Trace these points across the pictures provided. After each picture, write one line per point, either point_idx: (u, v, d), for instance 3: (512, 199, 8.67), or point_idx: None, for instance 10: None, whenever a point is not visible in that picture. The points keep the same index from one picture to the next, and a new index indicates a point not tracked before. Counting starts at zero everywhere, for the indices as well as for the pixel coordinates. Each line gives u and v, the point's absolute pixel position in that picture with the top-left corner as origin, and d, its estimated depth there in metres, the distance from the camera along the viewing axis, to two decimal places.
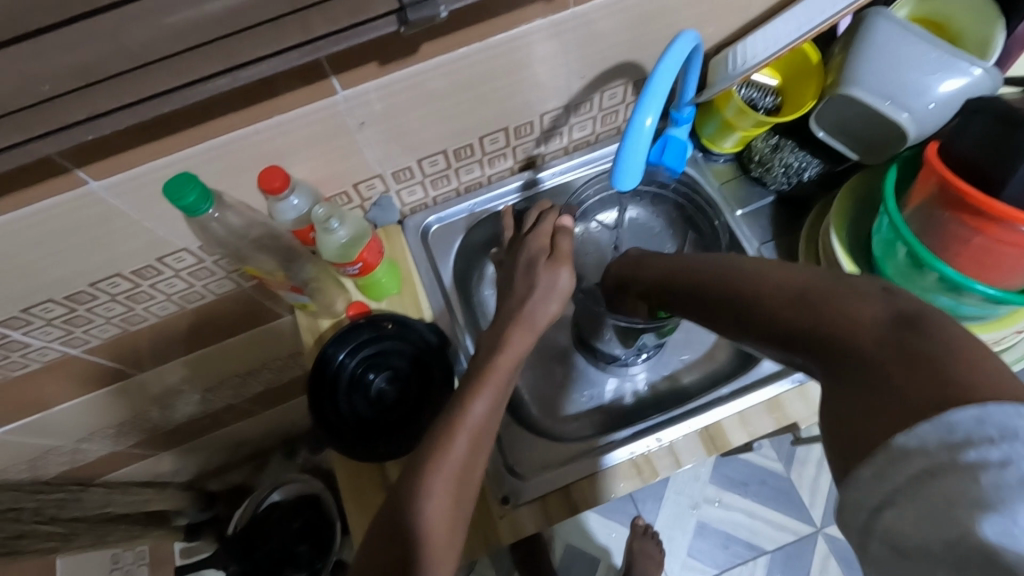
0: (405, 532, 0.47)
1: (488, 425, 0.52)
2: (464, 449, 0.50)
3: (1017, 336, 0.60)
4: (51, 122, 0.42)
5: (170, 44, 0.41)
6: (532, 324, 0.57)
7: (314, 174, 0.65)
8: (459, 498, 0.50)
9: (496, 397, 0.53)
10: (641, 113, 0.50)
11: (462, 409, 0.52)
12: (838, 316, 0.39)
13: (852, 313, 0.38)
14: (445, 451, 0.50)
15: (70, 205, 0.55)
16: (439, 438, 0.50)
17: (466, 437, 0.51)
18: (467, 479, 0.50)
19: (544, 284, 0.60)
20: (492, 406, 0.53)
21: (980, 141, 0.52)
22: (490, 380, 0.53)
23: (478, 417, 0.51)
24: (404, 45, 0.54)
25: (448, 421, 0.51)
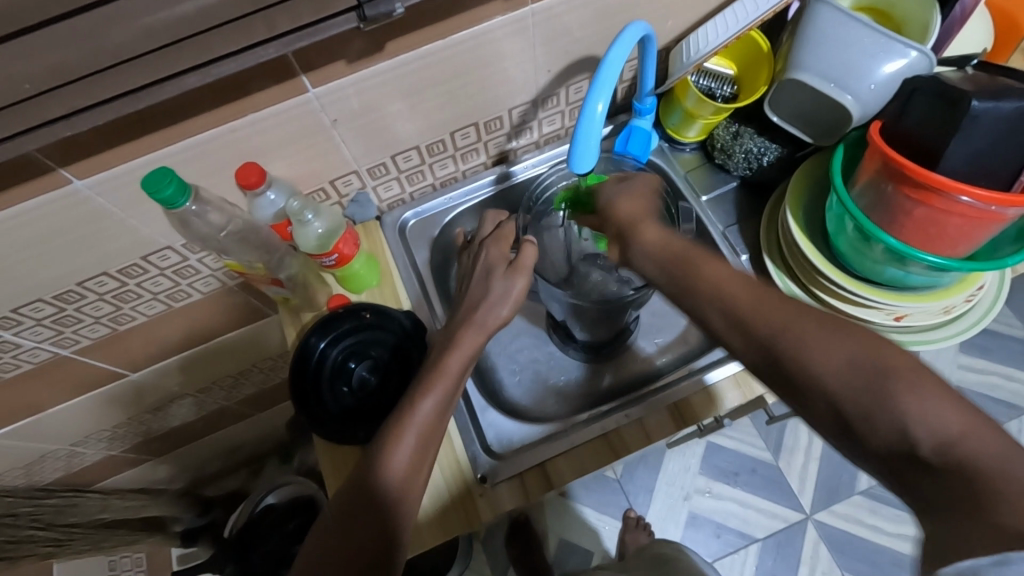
0: (357, 525, 0.51)
1: (437, 422, 0.57)
2: (412, 445, 0.55)
3: (968, 303, 0.63)
4: (32, 118, 0.45)
5: (143, 43, 0.44)
6: (483, 326, 0.61)
7: (290, 171, 0.68)
8: (407, 489, 0.54)
9: (446, 396, 0.57)
10: (593, 99, 0.53)
11: (412, 406, 0.56)
12: (903, 417, 0.38)
13: (904, 401, 0.38)
14: (392, 448, 0.54)
15: (56, 203, 0.58)
16: (388, 435, 0.55)
17: (413, 434, 0.55)
18: (416, 473, 0.55)
19: (497, 273, 0.64)
20: (442, 404, 0.57)
21: (917, 118, 0.55)
22: (439, 381, 0.57)
23: (426, 415, 0.56)
24: (370, 43, 0.57)
25: (400, 417, 0.56)
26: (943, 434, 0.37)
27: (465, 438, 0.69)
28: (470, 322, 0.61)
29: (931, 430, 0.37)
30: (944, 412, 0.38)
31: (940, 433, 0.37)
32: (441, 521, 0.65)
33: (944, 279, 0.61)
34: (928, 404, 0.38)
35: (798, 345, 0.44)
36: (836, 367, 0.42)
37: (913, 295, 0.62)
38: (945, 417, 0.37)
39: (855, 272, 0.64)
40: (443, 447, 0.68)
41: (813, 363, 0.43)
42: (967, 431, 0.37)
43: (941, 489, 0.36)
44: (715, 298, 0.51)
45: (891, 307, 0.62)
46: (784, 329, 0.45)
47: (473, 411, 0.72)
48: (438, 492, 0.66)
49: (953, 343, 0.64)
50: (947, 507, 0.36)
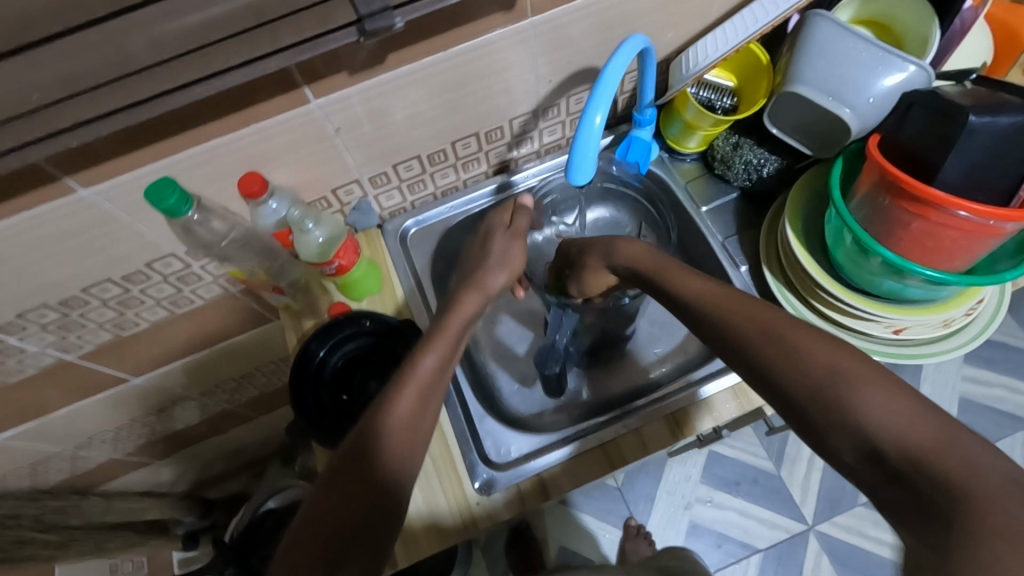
0: (365, 485, 0.48)
1: (436, 382, 0.55)
2: (411, 402, 0.52)
3: (967, 316, 0.63)
4: (40, 129, 0.45)
5: (147, 56, 0.44)
6: (482, 288, 0.63)
7: (292, 180, 0.69)
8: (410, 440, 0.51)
9: (442, 358, 0.56)
10: (591, 111, 0.53)
11: (413, 362, 0.55)
12: (861, 423, 0.39)
13: (861, 410, 0.39)
14: (392, 404, 0.52)
15: (61, 211, 0.59)
16: (387, 395, 0.53)
17: (411, 395, 0.52)
18: (416, 432, 0.52)
19: (498, 253, 0.66)
20: (442, 361, 0.56)
21: (913, 133, 0.56)
22: (437, 344, 0.56)
23: (425, 373, 0.54)
24: (371, 55, 0.58)
25: (401, 375, 0.54)
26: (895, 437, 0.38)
27: (463, 446, 0.69)
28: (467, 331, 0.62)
29: (893, 436, 0.38)
30: (884, 413, 0.39)
31: (903, 443, 0.37)
32: (437, 528, 0.65)
33: (943, 293, 0.61)
34: (878, 405, 0.39)
35: (763, 355, 0.46)
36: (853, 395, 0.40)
37: (912, 308, 0.62)
38: (885, 419, 0.38)
39: (853, 285, 0.64)
40: (442, 455, 0.69)
41: (811, 364, 0.43)
42: (939, 445, 0.36)
43: (913, 494, 0.36)
44: (724, 321, 0.50)
45: (889, 320, 0.62)
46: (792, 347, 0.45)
47: (471, 420, 0.72)
48: (434, 499, 0.66)
49: (952, 356, 0.64)
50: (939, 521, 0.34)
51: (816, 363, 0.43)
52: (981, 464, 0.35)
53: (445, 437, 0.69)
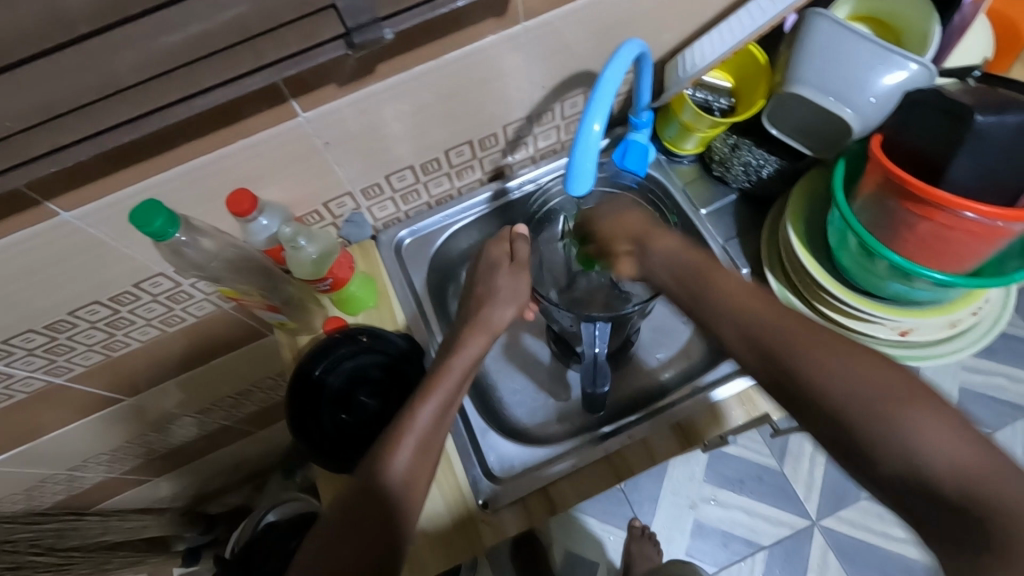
0: (367, 537, 0.49)
1: (433, 436, 0.55)
2: (410, 453, 0.53)
3: (975, 316, 0.62)
4: (17, 154, 0.44)
5: (126, 78, 0.43)
6: (487, 328, 0.64)
7: (282, 195, 0.67)
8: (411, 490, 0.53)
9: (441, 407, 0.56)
10: (589, 119, 0.52)
11: (410, 412, 0.55)
12: (909, 445, 0.38)
13: (905, 427, 0.38)
14: (390, 454, 0.53)
15: (44, 235, 0.57)
16: (383, 448, 0.54)
17: (411, 444, 0.54)
18: (414, 482, 0.53)
19: (506, 290, 0.66)
20: (440, 410, 0.56)
21: (916, 132, 0.55)
22: (436, 391, 0.57)
23: (424, 424, 0.55)
24: (361, 66, 0.56)
25: (398, 425, 0.55)
26: (934, 461, 0.37)
27: (466, 462, 0.68)
28: (465, 347, 0.61)
29: (945, 460, 0.37)
30: (939, 439, 0.38)
31: (952, 465, 0.37)
32: (441, 546, 0.64)
33: (950, 294, 0.60)
34: (933, 435, 0.38)
35: (807, 367, 0.44)
36: (953, 456, 0.37)
37: (918, 310, 0.61)
38: (937, 444, 0.37)
39: (858, 288, 0.63)
40: (444, 472, 0.67)
41: (913, 443, 0.38)
42: (990, 472, 0.36)
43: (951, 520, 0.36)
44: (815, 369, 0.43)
45: (896, 322, 0.61)
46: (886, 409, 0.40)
47: (474, 434, 0.70)
48: (438, 517, 0.65)
49: (960, 356, 0.63)
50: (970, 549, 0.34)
51: (922, 433, 0.38)
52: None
53: (446, 455, 0.67)
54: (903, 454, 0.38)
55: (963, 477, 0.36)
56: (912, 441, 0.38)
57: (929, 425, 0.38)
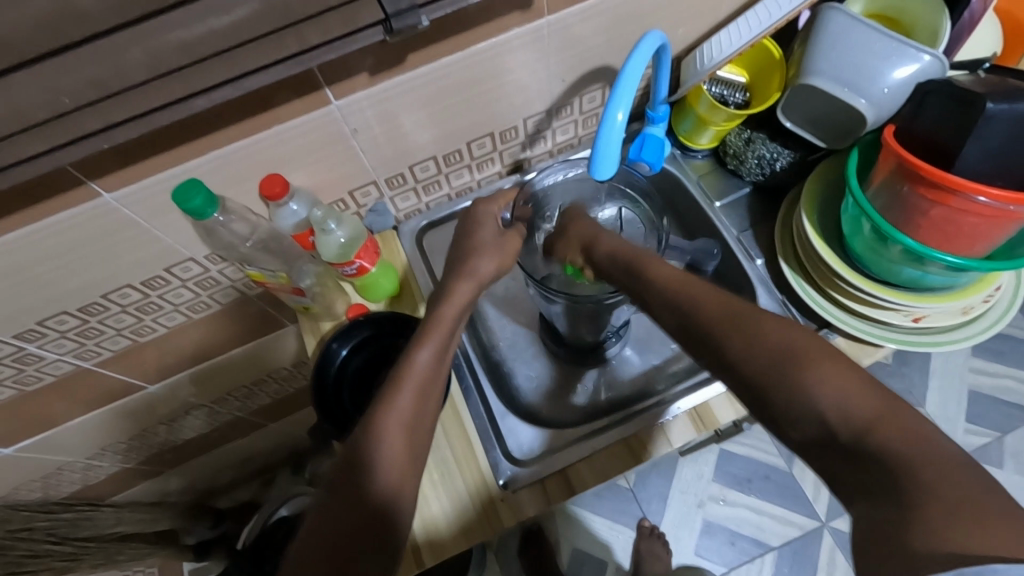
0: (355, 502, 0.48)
1: (433, 375, 0.57)
2: (410, 397, 0.54)
3: (986, 303, 0.63)
4: (71, 132, 0.46)
5: (174, 59, 0.45)
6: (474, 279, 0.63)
7: (311, 182, 0.69)
8: (413, 434, 0.53)
9: (421, 394, 0.55)
10: (614, 106, 0.54)
11: (409, 356, 0.56)
12: (815, 401, 0.40)
13: (808, 384, 0.41)
14: (392, 398, 0.53)
15: (85, 215, 0.59)
16: (386, 387, 0.54)
17: (412, 387, 0.54)
18: (418, 428, 0.54)
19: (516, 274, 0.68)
20: (437, 355, 0.57)
21: (930, 121, 0.56)
22: (407, 380, 0.55)
23: (424, 366, 0.56)
24: (392, 56, 0.58)
25: (398, 369, 0.56)
26: (844, 412, 0.39)
27: (486, 444, 0.69)
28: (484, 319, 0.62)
29: (844, 414, 0.39)
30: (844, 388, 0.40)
31: (851, 420, 0.38)
32: (463, 527, 0.65)
33: (961, 279, 0.61)
34: (837, 389, 0.40)
35: (723, 332, 0.47)
36: (850, 407, 0.39)
37: (930, 295, 0.62)
38: (845, 394, 0.39)
39: (871, 274, 0.64)
40: (465, 456, 0.69)
41: (822, 401, 0.40)
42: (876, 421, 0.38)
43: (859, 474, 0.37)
44: (726, 345, 0.46)
45: (908, 308, 0.63)
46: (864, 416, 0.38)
47: (493, 417, 0.72)
48: (457, 496, 0.67)
49: (973, 343, 0.64)
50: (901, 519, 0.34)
51: (823, 388, 0.40)
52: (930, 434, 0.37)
53: (468, 437, 0.69)
54: (828, 414, 0.39)
55: (865, 426, 0.38)
56: (819, 405, 0.40)
57: (833, 382, 0.40)
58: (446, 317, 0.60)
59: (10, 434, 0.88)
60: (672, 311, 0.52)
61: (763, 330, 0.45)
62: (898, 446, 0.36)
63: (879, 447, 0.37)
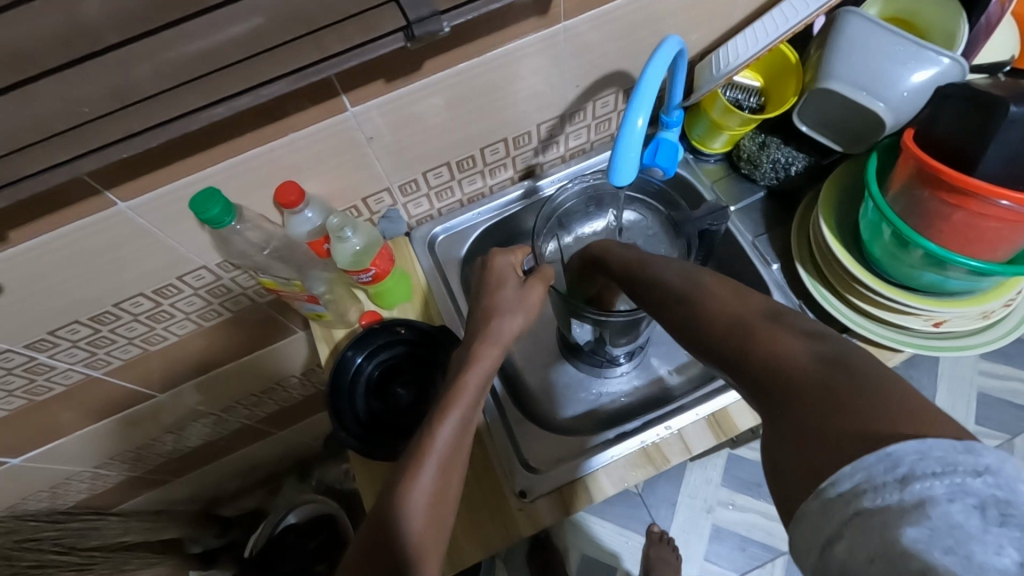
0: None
1: (455, 451, 0.53)
2: (433, 473, 0.51)
3: (1006, 307, 0.63)
4: (90, 141, 0.45)
5: (194, 68, 0.44)
6: (498, 339, 0.60)
7: (325, 189, 0.69)
8: (436, 507, 0.51)
9: (441, 474, 0.51)
10: (634, 113, 0.54)
11: (431, 432, 0.53)
12: (763, 352, 0.38)
13: (765, 339, 0.38)
14: (413, 473, 0.51)
15: (99, 225, 0.58)
16: (410, 459, 0.52)
17: (435, 464, 0.51)
18: (441, 504, 0.51)
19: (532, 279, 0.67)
20: (460, 428, 0.54)
21: (949, 125, 0.56)
22: (428, 459, 0.51)
23: (444, 443, 0.52)
24: (409, 63, 0.58)
25: (418, 446, 0.52)
26: (784, 361, 0.36)
27: (503, 452, 0.69)
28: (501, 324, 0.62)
29: (774, 363, 0.36)
30: (785, 344, 0.37)
31: (799, 359, 0.36)
32: (480, 538, 0.65)
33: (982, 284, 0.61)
34: (783, 340, 0.37)
35: (694, 303, 0.45)
36: (788, 355, 0.36)
37: (951, 300, 0.62)
38: (783, 348, 0.37)
39: (890, 279, 0.64)
40: (482, 464, 0.68)
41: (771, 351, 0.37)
42: (805, 366, 0.35)
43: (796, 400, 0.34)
44: (693, 312, 0.44)
45: (928, 312, 0.63)
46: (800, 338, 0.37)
47: (509, 425, 0.71)
48: (474, 505, 0.66)
49: (993, 347, 0.64)
50: (839, 432, 0.31)
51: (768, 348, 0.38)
52: (799, 367, 0.35)
53: (485, 445, 0.69)
54: (769, 347, 0.38)
55: (784, 373, 0.36)
56: (772, 352, 0.37)
57: (780, 339, 0.38)
58: (470, 383, 0.56)
59: (19, 444, 0.88)
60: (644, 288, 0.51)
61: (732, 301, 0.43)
62: (818, 385, 0.34)
63: (805, 376, 0.34)
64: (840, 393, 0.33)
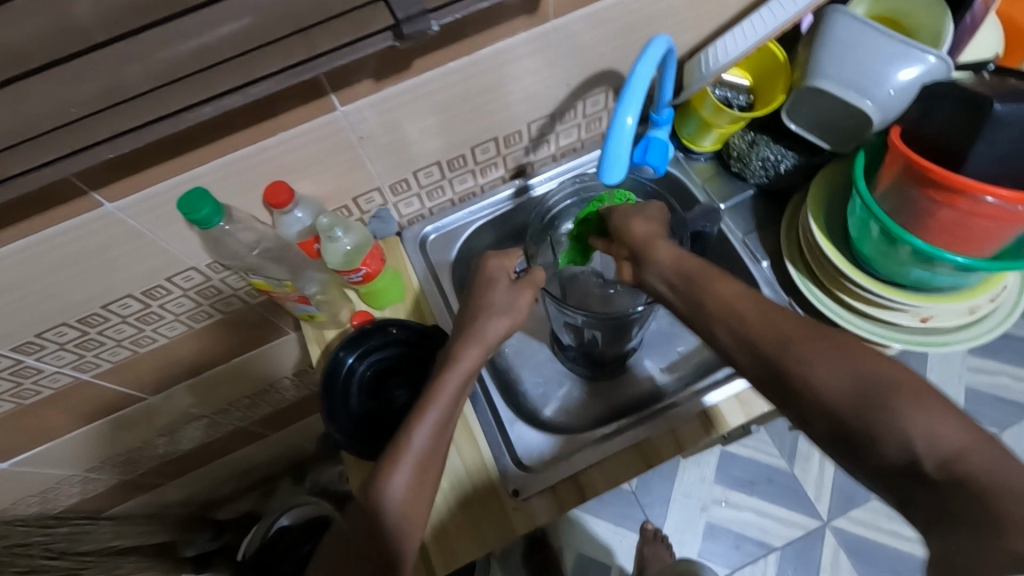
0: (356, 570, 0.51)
1: (431, 451, 0.56)
2: (410, 473, 0.55)
3: (991, 303, 0.64)
4: (76, 141, 0.45)
5: (181, 67, 0.44)
6: (481, 339, 0.62)
7: (315, 190, 0.69)
8: (415, 501, 0.55)
9: (416, 474, 0.55)
10: (623, 110, 0.54)
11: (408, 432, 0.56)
12: (904, 432, 0.41)
13: (898, 413, 0.41)
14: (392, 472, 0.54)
15: (86, 226, 0.58)
16: (386, 461, 0.55)
17: (409, 464, 0.55)
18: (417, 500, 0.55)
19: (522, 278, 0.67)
20: (436, 429, 0.57)
21: (937, 122, 0.57)
22: (404, 461, 0.55)
23: (421, 445, 0.56)
24: (398, 63, 0.58)
25: (397, 446, 0.56)
26: (932, 445, 0.40)
27: (496, 452, 0.69)
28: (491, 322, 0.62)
29: (933, 443, 0.40)
30: (932, 425, 0.40)
31: (936, 448, 0.40)
32: (476, 537, 0.65)
33: (969, 280, 0.61)
34: (925, 421, 0.40)
35: (802, 363, 0.46)
36: (940, 438, 0.40)
37: (939, 296, 0.63)
38: (927, 430, 0.40)
39: (880, 276, 0.64)
40: (475, 464, 0.68)
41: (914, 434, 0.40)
42: (961, 450, 0.39)
43: (940, 503, 0.39)
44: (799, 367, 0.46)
45: (916, 308, 0.63)
46: (918, 403, 0.41)
47: (502, 425, 0.71)
48: (468, 507, 0.66)
49: (979, 342, 0.64)
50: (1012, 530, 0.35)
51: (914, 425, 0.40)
52: (1007, 467, 0.38)
53: (477, 445, 0.69)
54: (894, 430, 0.41)
55: (943, 456, 0.39)
56: (907, 433, 0.40)
57: (923, 417, 0.41)
58: (451, 385, 0.58)
59: (7, 449, 0.86)
60: (732, 333, 0.52)
61: (848, 360, 0.45)
62: (982, 477, 0.38)
63: (966, 474, 0.38)
64: (986, 491, 0.37)
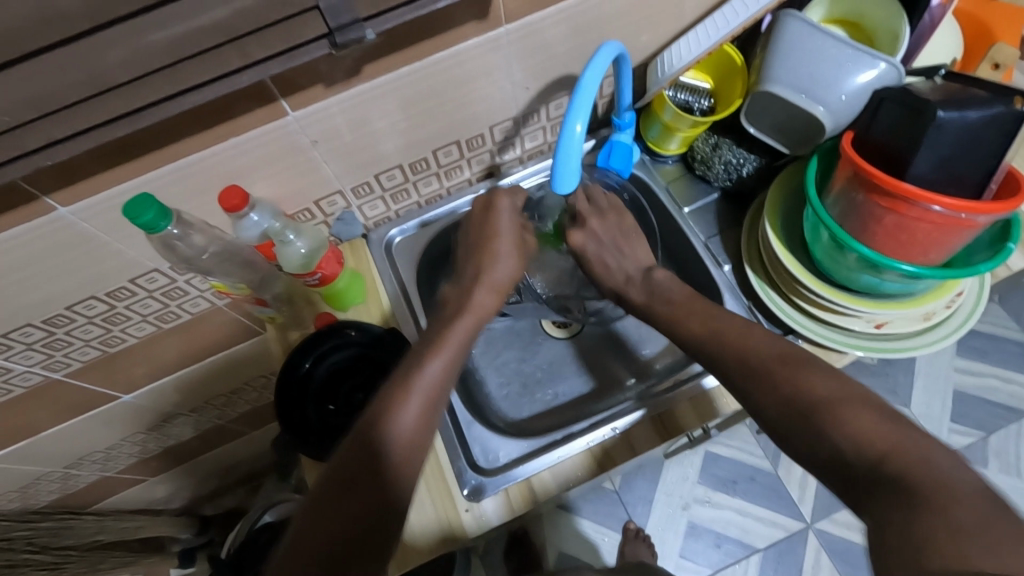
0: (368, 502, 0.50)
1: (442, 390, 0.58)
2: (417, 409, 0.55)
3: (948, 309, 0.63)
4: (12, 147, 0.46)
5: (115, 75, 0.45)
6: (438, 339, 0.61)
7: (273, 192, 0.69)
8: (428, 417, 0.56)
9: (425, 405, 0.56)
10: (572, 119, 0.54)
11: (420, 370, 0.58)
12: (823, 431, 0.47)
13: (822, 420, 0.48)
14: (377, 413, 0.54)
15: (41, 229, 0.59)
16: (395, 397, 0.56)
17: (420, 401, 0.56)
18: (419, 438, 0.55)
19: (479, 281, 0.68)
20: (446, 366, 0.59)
21: (886, 129, 0.56)
22: (414, 396, 0.56)
23: (431, 379, 0.57)
24: (347, 68, 0.58)
25: (410, 380, 0.57)
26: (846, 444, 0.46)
27: (451, 454, 0.69)
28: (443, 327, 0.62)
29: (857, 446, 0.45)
30: (849, 425, 0.46)
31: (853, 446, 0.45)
32: (426, 541, 0.65)
33: (921, 286, 0.61)
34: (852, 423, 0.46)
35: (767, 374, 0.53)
36: (859, 437, 0.45)
37: (891, 302, 0.62)
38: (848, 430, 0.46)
39: (833, 281, 0.64)
40: (431, 465, 0.68)
41: (852, 435, 0.46)
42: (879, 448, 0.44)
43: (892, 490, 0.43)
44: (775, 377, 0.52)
45: (868, 314, 0.63)
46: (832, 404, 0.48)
47: (459, 427, 0.72)
48: (419, 512, 0.66)
49: (937, 347, 0.64)
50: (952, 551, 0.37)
51: (849, 426, 0.46)
52: (923, 467, 0.42)
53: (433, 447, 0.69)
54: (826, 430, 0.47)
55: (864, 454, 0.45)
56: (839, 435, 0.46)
57: (857, 418, 0.46)
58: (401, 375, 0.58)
59: None
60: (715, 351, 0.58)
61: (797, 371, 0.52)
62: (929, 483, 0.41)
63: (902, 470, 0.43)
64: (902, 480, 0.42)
